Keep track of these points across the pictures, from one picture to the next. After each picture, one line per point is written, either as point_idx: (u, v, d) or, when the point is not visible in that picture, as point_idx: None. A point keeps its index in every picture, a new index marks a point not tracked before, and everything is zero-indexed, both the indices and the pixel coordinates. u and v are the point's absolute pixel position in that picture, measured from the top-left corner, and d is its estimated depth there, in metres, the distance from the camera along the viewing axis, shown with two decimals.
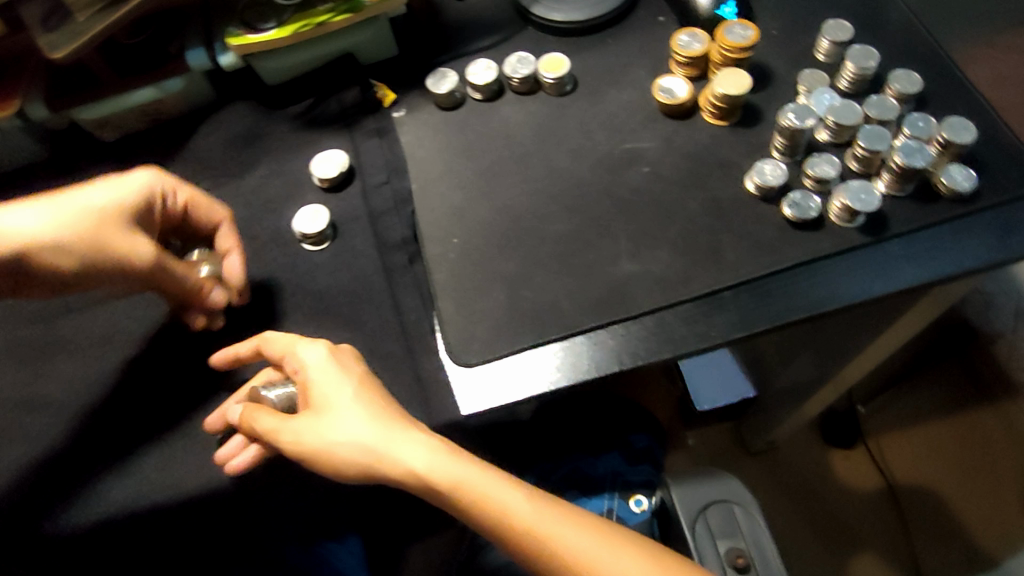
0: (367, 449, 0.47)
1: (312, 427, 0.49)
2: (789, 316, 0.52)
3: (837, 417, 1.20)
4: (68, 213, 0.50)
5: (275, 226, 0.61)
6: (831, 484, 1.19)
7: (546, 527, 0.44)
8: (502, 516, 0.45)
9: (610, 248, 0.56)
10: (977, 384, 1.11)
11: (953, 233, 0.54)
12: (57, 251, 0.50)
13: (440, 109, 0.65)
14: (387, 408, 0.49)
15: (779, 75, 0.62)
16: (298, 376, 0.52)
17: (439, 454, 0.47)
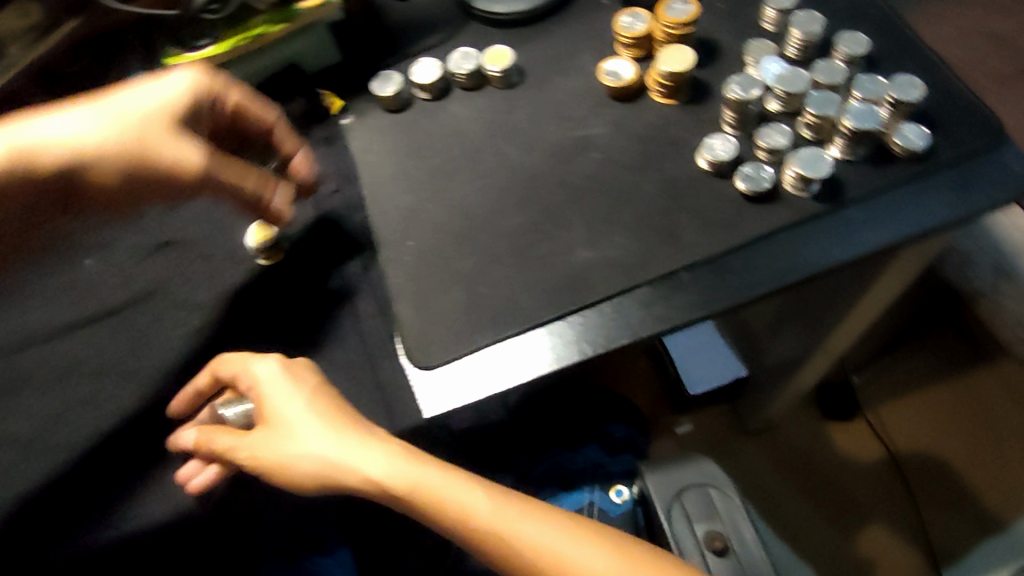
0: (325, 460, 0.49)
1: (271, 442, 0.50)
2: (748, 292, 0.51)
3: (832, 389, 1.19)
4: (112, 116, 0.53)
5: (231, 244, 0.61)
6: (831, 458, 1.17)
7: (506, 525, 0.46)
8: (463, 515, 0.46)
9: (565, 237, 0.55)
10: (970, 348, 1.12)
11: (912, 194, 0.53)
12: (110, 155, 0.53)
13: (388, 111, 0.64)
14: (340, 416, 0.50)
15: (726, 48, 0.61)
16: (251, 391, 0.52)
17: (395, 460, 0.48)
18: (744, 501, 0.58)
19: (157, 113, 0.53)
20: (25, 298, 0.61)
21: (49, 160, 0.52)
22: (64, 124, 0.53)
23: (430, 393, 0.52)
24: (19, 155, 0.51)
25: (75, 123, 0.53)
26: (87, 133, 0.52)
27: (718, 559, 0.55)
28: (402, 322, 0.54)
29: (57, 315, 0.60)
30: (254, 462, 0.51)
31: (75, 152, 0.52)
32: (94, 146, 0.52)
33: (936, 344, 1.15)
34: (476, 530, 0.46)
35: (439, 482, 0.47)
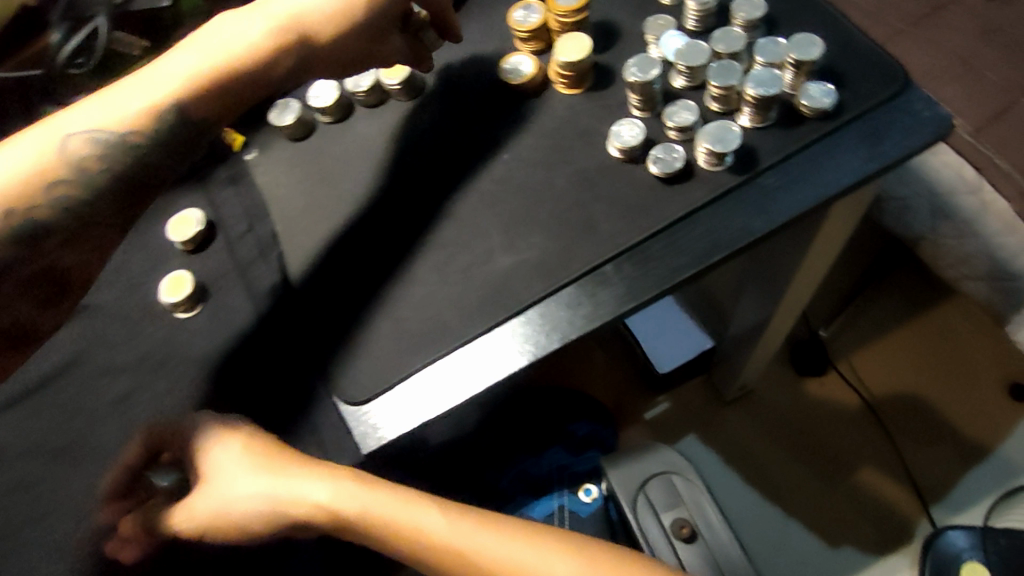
0: (268, 498, 0.46)
1: (207, 495, 0.47)
2: (673, 277, 0.50)
3: (804, 346, 1.15)
4: (259, 22, 0.53)
5: (146, 301, 0.59)
6: (811, 414, 1.13)
7: (462, 541, 0.43)
8: (418, 535, 0.43)
9: (483, 246, 0.54)
10: (924, 287, 1.17)
11: (825, 152, 0.52)
12: (268, 57, 0.52)
13: (293, 141, 0.62)
14: (277, 454, 0.48)
15: (625, 28, 0.59)
16: (183, 451, 0.50)
17: (341, 483, 0.46)
18: (708, 485, 0.56)
19: (315, 12, 0.54)
20: None
21: (233, 67, 0.51)
22: (218, 36, 0.52)
23: (369, 428, 0.51)
24: (221, 66, 0.51)
25: (236, 32, 0.52)
26: (251, 36, 0.52)
27: (688, 547, 0.53)
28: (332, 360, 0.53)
29: None
30: (197, 518, 0.48)
31: (245, 59, 0.51)
32: (251, 47, 0.52)
33: (898, 288, 1.17)
34: (434, 548, 0.43)
35: (387, 500, 0.45)
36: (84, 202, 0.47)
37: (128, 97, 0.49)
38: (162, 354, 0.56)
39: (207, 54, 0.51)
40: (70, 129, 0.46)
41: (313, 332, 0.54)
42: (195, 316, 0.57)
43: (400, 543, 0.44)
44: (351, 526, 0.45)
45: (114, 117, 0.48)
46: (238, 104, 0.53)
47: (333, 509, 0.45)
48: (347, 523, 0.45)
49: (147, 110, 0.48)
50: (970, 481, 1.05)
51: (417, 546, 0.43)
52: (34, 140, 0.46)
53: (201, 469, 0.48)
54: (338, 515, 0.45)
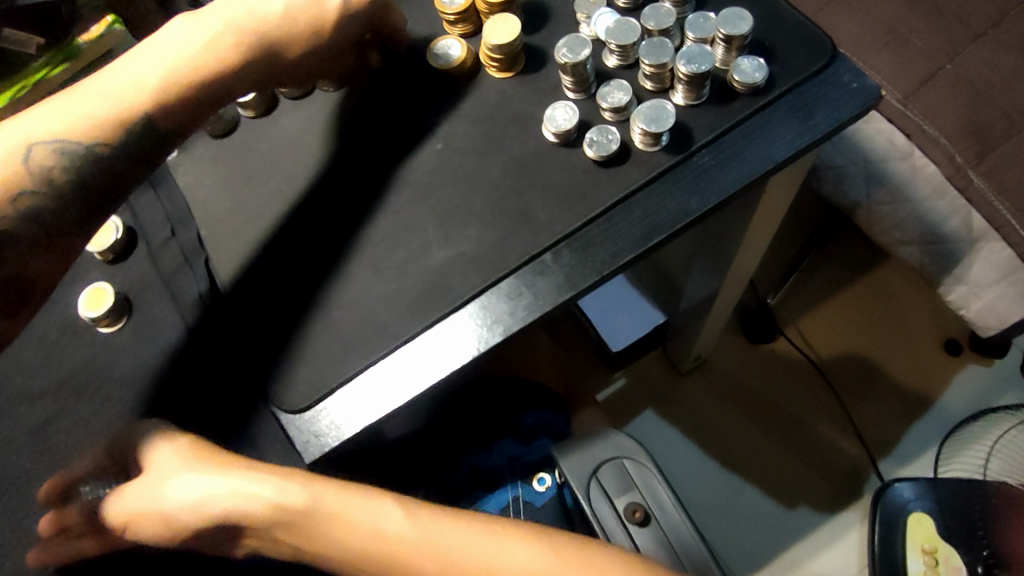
0: (205, 501, 0.43)
1: (144, 494, 0.45)
2: (612, 262, 0.49)
3: (754, 315, 1.17)
4: (221, 24, 0.50)
5: (66, 317, 0.55)
6: (764, 380, 1.16)
7: (419, 538, 0.42)
8: (371, 534, 0.42)
9: (418, 240, 0.52)
10: (864, 249, 1.20)
11: (758, 128, 0.51)
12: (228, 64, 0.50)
13: (214, 138, 0.58)
14: (225, 458, 0.46)
15: (555, 7, 0.58)
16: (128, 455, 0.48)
17: (285, 480, 0.44)
18: (659, 466, 0.55)
19: (281, 15, 0.51)
20: None
21: (194, 79, 0.49)
22: (177, 37, 0.49)
23: (312, 435, 0.49)
24: (181, 79, 0.49)
25: (196, 35, 0.49)
26: (213, 42, 0.49)
27: (641, 530, 0.54)
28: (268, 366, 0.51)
29: None
30: (135, 521, 0.45)
31: (204, 68, 0.49)
32: (215, 56, 0.49)
33: (840, 252, 1.21)
34: (389, 546, 0.41)
35: (339, 497, 0.43)
36: (51, 208, 0.46)
37: (87, 105, 0.47)
38: (89, 373, 0.54)
39: (168, 57, 0.48)
40: (27, 136, 0.46)
41: (244, 340, 0.51)
42: (120, 330, 0.54)
43: (348, 540, 0.42)
44: (295, 529, 0.43)
45: (78, 125, 0.47)
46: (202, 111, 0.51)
47: (275, 508, 0.43)
48: (289, 523, 0.43)
49: (106, 122, 0.47)
50: (913, 434, 1.09)
51: (371, 546, 0.42)
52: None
53: (146, 466, 0.46)
54: (281, 515, 0.43)
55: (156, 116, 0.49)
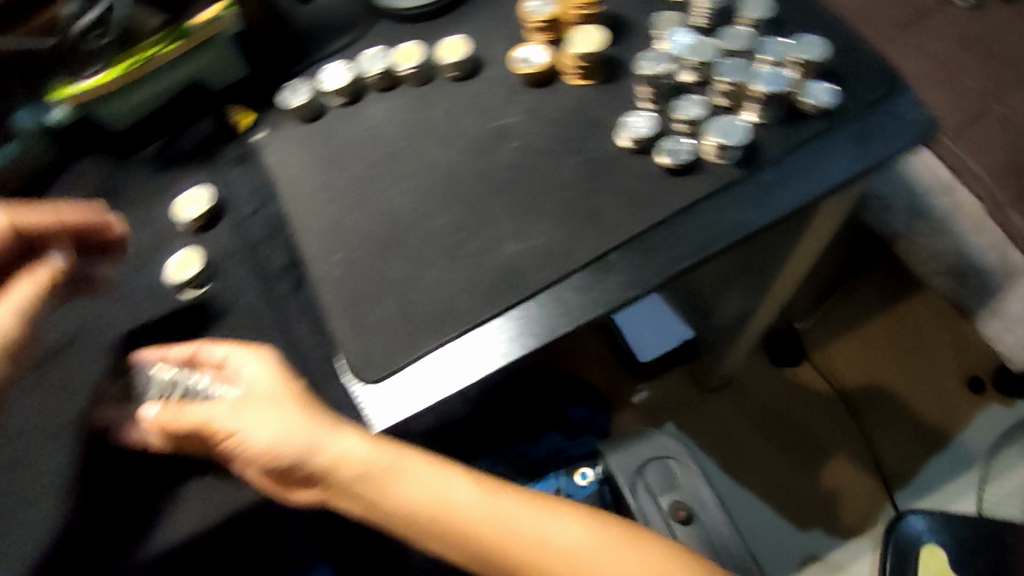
0: (302, 437, 0.46)
1: (244, 417, 0.48)
2: (677, 266, 0.52)
3: (780, 338, 1.19)
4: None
5: (150, 280, 0.58)
6: (785, 402, 1.18)
7: (485, 506, 0.45)
8: (439, 500, 0.45)
9: (493, 231, 0.55)
10: (898, 281, 1.22)
11: (821, 150, 0.54)
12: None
13: (303, 121, 0.62)
14: (321, 406, 0.49)
15: (633, 23, 0.61)
16: (231, 377, 0.51)
17: (374, 441, 0.47)
18: (703, 469, 0.56)
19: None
20: None
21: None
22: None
23: (381, 405, 0.51)
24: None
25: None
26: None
27: (684, 528, 0.54)
28: (342, 337, 0.53)
29: None
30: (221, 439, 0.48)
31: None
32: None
33: (872, 281, 1.22)
34: (455, 510, 0.45)
35: (416, 462, 0.47)
36: None
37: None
38: (166, 334, 0.56)
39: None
40: None
41: (322, 313, 0.54)
42: (200, 295, 0.56)
43: (420, 507, 0.45)
44: (376, 482, 0.46)
45: None
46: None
47: (362, 465, 0.46)
48: (372, 481, 0.46)
49: None
50: (931, 467, 1.10)
51: (438, 511, 0.45)
52: None
53: (243, 392, 0.49)
54: (365, 472, 0.46)
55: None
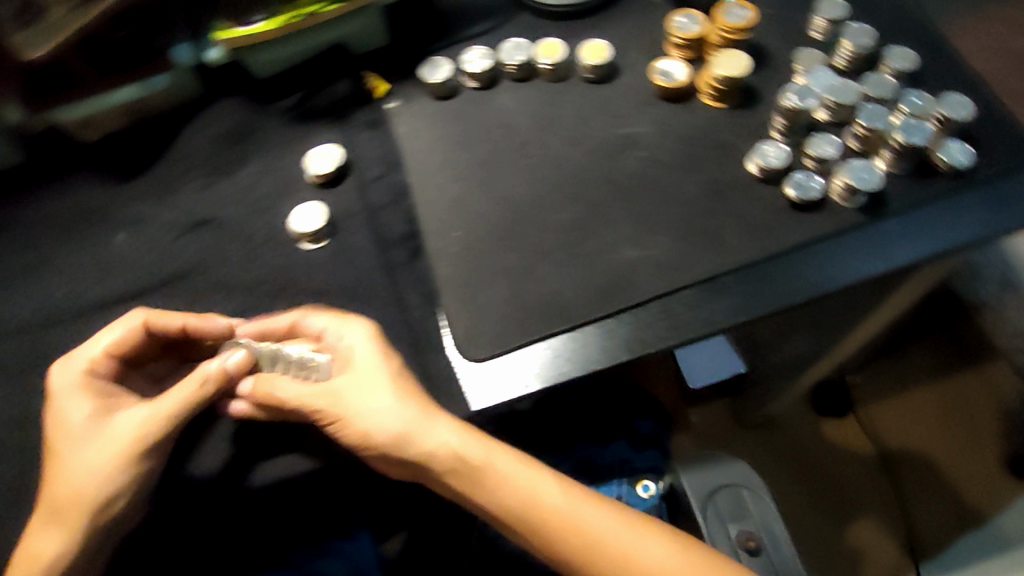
0: (398, 425, 0.46)
1: (343, 396, 0.48)
2: (791, 298, 0.52)
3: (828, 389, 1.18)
4: (83, 426, 0.49)
5: (270, 225, 0.60)
6: (826, 455, 1.17)
7: (573, 512, 0.44)
8: (527, 499, 0.45)
9: (612, 235, 0.56)
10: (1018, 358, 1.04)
11: (952, 209, 0.54)
12: (128, 462, 0.48)
13: (435, 98, 0.64)
14: (418, 391, 0.48)
15: (775, 54, 0.61)
16: (334, 348, 0.51)
17: (469, 435, 0.46)
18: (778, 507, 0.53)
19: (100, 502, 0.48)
20: (56, 270, 0.60)
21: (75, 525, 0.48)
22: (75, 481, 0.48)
23: (481, 384, 0.52)
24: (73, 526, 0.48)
25: (69, 485, 0.48)
26: (100, 482, 0.48)
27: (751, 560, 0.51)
28: (451, 312, 0.54)
29: (78, 294, 0.59)
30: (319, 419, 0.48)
31: (93, 505, 0.48)
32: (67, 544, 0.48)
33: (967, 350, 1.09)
34: (543, 512, 0.44)
35: (508, 459, 0.46)
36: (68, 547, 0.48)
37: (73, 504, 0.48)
38: (280, 279, 0.58)
39: (64, 524, 0.48)
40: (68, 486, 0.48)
41: (434, 285, 0.56)
42: (318, 248, 0.59)
43: (508, 501, 0.45)
44: (467, 476, 0.46)
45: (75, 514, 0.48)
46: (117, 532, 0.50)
47: (456, 459, 0.46)
48: (464, 473, 0.46)
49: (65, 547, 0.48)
50: None
51: (524, 510, 0.45)
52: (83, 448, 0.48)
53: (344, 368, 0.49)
54: (460, 466, 0.46)
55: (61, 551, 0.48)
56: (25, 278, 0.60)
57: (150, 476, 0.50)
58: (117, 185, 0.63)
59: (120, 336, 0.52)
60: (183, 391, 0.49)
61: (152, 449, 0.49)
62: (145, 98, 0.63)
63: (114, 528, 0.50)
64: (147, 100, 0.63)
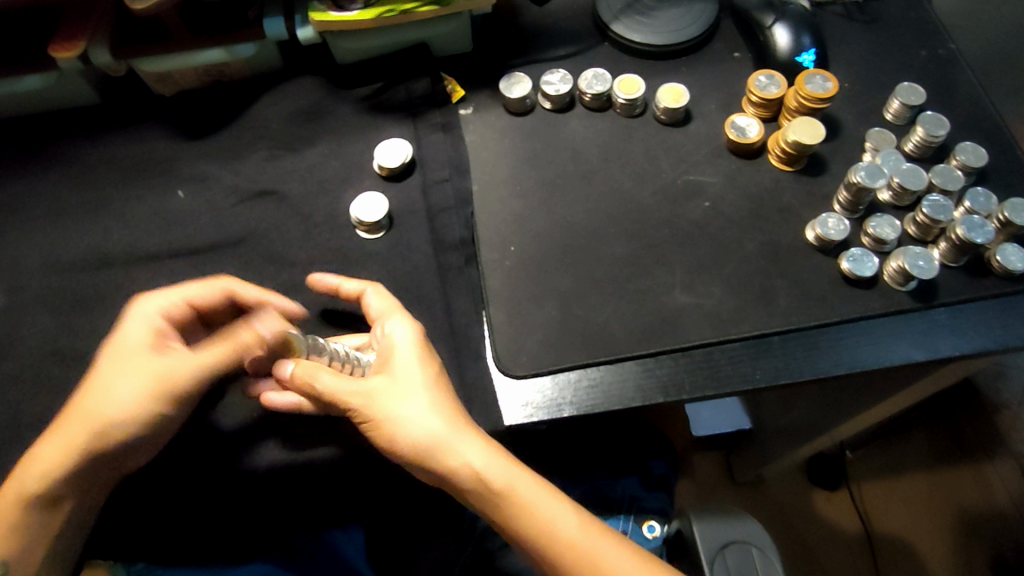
0: (430, 433, 0.46)
1: (380, 395, 0.48)
2: (833, 370, 0.52)
3: (824, 460, 1.07)
4: (132, 352, 0.50)
5: (331, 209, 0.61)
6: (809, 526, 1.06)
7: (586, 549, 0.44)
8: (544, 528, 0.45)
9: (665, 277, 0.56)
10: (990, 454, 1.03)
11: (1001, 310, 0.54)
12: (145, 399, 0.49)
13: (508, 113, 0.65)
14: (453, 402, 0.49)
15: (847, 128, 0.63)
16: (380, 343, 0.52)
17: (497, 455, 0.47)
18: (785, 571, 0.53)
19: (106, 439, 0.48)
20: (117, 217, 0.62)
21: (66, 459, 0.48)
22: (95, 408, 0.49)
23: (517, 401, 0.53)
24: (64, 459, 0.47)
25: (90, 403, 0.49)
26: (115, 409, 0.48)
27: None
28: (497, 326, 0.55)
29: (140, 242, 0.61)
30: (349, 411, 0.48)
31: (100, 430, 0.48)
32: (52, 470, 0.47)
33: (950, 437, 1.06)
34: (556, 544, 0.44)
35: (530, 485, 0.46)
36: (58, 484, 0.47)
37: (76, 429, 0.48)
38: (335, 264, 0.59)
39: (66, 438, 0.48)
40: (87, 414, 0.49)
41: (485, 295, 0.57)
42: (375, 240, 0.60)
43: (525, 526, 0.45)
44: (488, 495, 0.46)
45: (79, 440, 0.48)
46: (113, 466, 0.50)
47: (479, 476, 0.46)
48: (485, 493, 0.46)
49: (52, 477, 0.47)
50: None
51: (539, 539, 0.45)
52: (123, 378, 0.49)
53: (385, 368, 0.50)
54: (481, 484, 0.46)
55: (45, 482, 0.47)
56: (89, 217, 0.62)
57: (159, 422, 0.50)
58: (186, 141, 0.65)
59: (203, 292, 0.53)
60: (219, 348, 0.52)
61: (175, 395, 0.50)
62: (229, 62, 0.63)
63: (110, 459, 0.49)
64: (229, 65, 0.64)
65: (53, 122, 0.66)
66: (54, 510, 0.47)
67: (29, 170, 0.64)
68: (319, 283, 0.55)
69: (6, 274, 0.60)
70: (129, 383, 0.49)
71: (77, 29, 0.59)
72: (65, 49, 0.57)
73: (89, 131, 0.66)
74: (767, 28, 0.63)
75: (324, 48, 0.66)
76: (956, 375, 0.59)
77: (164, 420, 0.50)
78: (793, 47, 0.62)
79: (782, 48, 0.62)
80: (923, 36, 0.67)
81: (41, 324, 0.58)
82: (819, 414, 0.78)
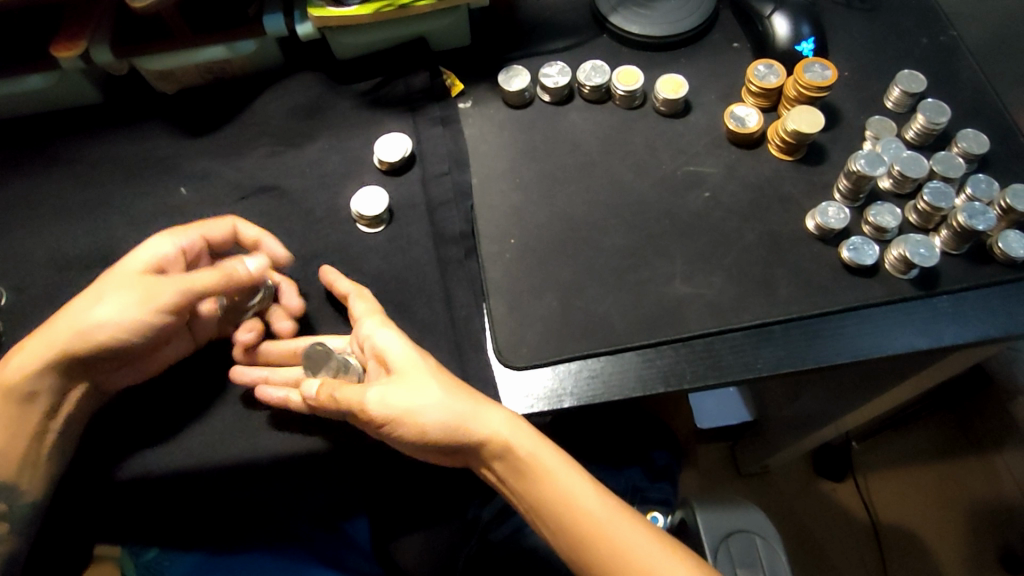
0: (451, 413, 0.46)
1: (397, 388, 0.48)
2: (835, 357, 0.52)
3: (831, 451, 1.06)
4: (135, 268, 0.50)
5: (332, 204, 0.62)
6: (813, 514, 1.05)
7: (606, 518, 0.44)
8: (566, 498, 0.45)
9: (665, 267, 0.57)
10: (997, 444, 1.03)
11: (1004, 296, 0.54)
12: (131, 310, 0.48)
13: (508, 106, 0.65)
14: (462, 383, 0.49)
15: (847, 117, 0.62)
16: (366, 346, 0.52)
17: (518, 425, 0.47)
18: (788, 560, 0.53)
19: (92, 337, 0.48)
20: (120, 213, 0.63)
21: (47, 358, 0.47)
22: (93, 304, 0.48)
23: (520, 392, 0.53)
24: (44, 352, 0.47)
25: (76, 307, 0.48)
26: (100, 312, 0.48)
27: None
28: (498, 319, 0.55)
29: (143, 238, 0.62)
30: (365, 416, 0.48)
31: (84, 330, 0.47)
32: (41, 352, 0.47)
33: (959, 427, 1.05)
34: (580, 516, 0.44)
35: (550, 453, 0.46)
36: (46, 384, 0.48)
37: (63, 322, 0.48)
38: (336, 258, 0.60)
39: (48, 336, 0.47)
40: (76, 316, 0.48)
41: (485, 287, 0.57)
42: (375, 234, 0.60)
43: (551, 499, 0.45)
44: (513, 465, 0.46)
45: (62, 334, 0.47)
46: (95, 372, 0.51)
47: (505, 446, 0.46)
48: (512, 462, 0.46)
49: (34, 365, 0.47)
50: None
51: (563, 511, 0.45)
52: (116, 285, 0.49)
53: (389, 360, 0.49)
54: (506, 455, 0.46)
55: (29, 372, 0.47)
56: (93, 214, 0.63)
57: (142, 335, 0.49)
58: (188, 138, 0.65)
59: (217, 229, 0.55)
60: (210, 274, 0.50)
61: (161, 313, 0.49)
62: (229, 58, 0.63)
63: (83, 364, 0.49)
64: (230, 62, 0.64)
65: (59, 121, 0.67)
66: (35, 403, 0.48)
67: (32, 169, 0.65)
68: (325, 276, 0.56)
69: (12, 270, 0.61)
70: (121, 289, 0.49)
71: (79, 29, 0.59)
72: (67, 48, 0.58)
73: (94, 128, 0.66)
74: (766, 17, 0.63)
75: (325, 45, 0.67)
76: (961, 362, 0.58)
77: (147, 333, 0.49)
78: (792, 36, 0.62)
79: (781, 37, 0.62)
80: (925, 24, 0.67)
81: (46, 319, 0.58)
82: (822, 406, 0.78)
